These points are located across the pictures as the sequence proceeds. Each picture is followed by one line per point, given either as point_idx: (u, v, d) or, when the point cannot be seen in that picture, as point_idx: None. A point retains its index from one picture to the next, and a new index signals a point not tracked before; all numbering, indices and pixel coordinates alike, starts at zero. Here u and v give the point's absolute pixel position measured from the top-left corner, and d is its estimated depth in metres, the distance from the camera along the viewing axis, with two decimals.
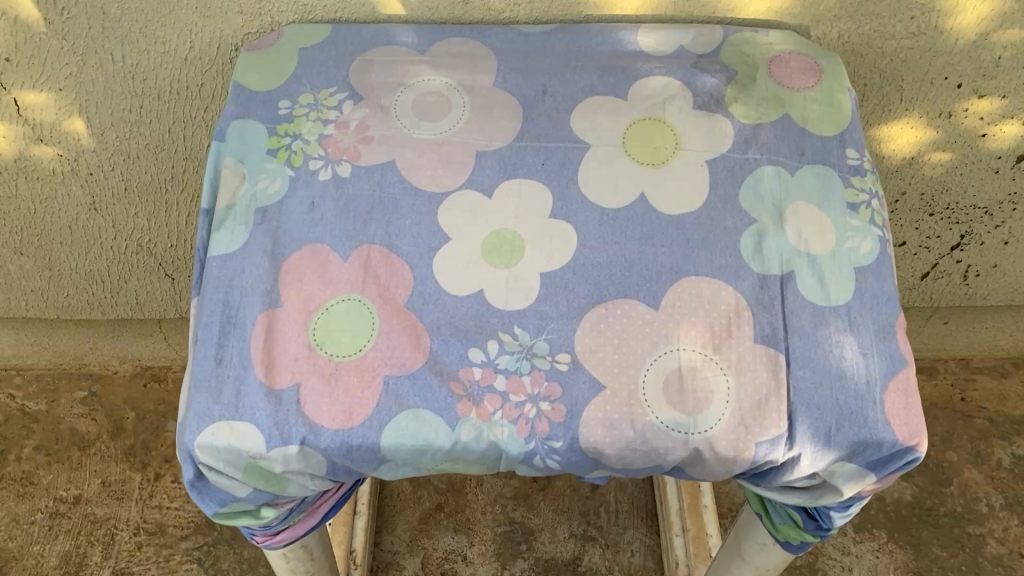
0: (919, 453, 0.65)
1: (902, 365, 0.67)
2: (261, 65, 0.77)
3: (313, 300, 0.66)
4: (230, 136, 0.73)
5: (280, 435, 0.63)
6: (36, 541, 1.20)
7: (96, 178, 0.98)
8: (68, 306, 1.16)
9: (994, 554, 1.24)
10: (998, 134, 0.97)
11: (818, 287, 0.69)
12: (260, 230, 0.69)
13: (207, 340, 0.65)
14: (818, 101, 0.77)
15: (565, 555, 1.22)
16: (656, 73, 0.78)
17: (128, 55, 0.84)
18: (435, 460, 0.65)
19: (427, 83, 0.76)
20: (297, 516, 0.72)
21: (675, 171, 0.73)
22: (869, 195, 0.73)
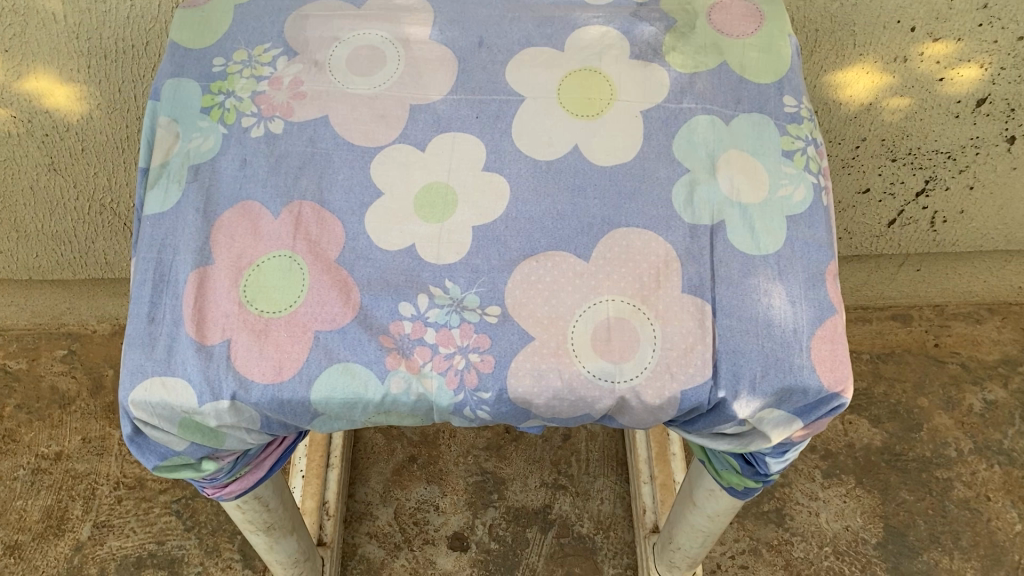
0: (845, 399, 0.66)
1: (831, 312, 0.67)
2: (196, 22, 0.77)
3: (243, 257, 0.67)
4: (164, 94, 0.73)
5: (211, 390, 0.64)
6: (18, 496, 1.23)
7: (52, 139, 0.98)
8: (39, 267, 1.18)
9: (961, 497, 1.25)
10: (956, 78, 0.96)
11: (748, 236, 0.69)
12: (193, 188, 0.69)
13: (140, 298, 0.66)
14: (757, 48, 0.76)
15: (536, 503, 1.24)
16: (594, 23, 0.77)
17: (69, 14, 0.85)
18: (367, 412, 0.66)
19: (362, 37, 0.76)
20: (243, 469, 0.74)
21: (609, 122, 0.73)
22: (805, 142, 0.73)
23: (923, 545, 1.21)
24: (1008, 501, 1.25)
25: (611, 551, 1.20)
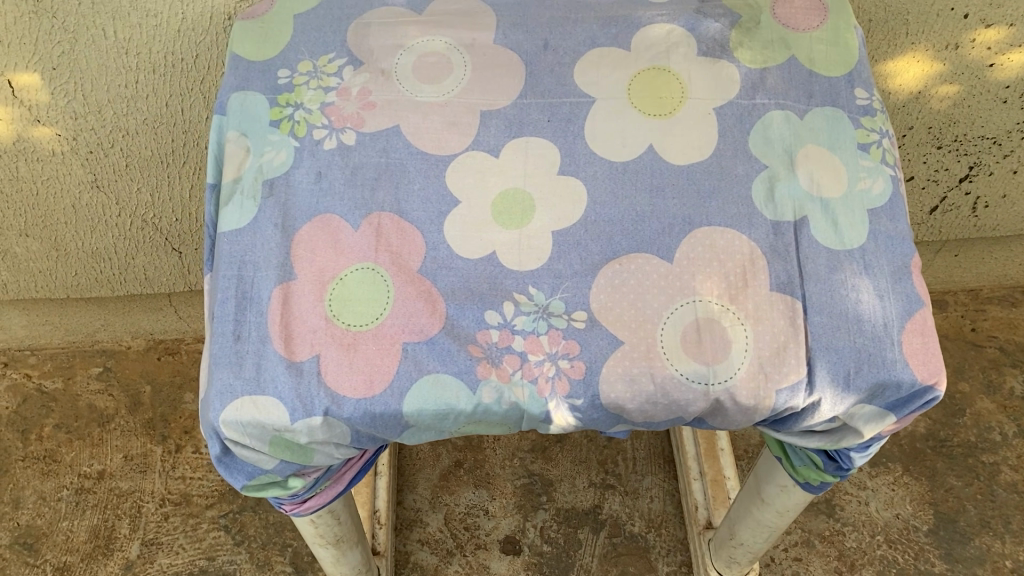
0: (938, 392, 0.66)
1: (919, 305, 0.67)
2: (256, 34, 0.76)
3: (326, 271, 0.66)
4: (231, 108, 0.72)
5: (303, 407, 0.63)
6: (63, 517, 1.22)
7: (97, 156, 0.97)
8: (78, 285, 1.17)
9: (1008, 481, 1.25)
10: (1006, 63, 0.96)
11: (832, 231, 0.68)
12: (269, 203, 0.69)
13: (224, 317, 0.65)
14: (824, 41, 0.76)
15: (586, 504, 1.24)
16: (658, 21, 0.77)
17: (119, 29, 0.84)
18: (458, 423, 0.66)
19: (426, 44, 0.75)
20: (324, 484, 0.73)
21: (683, 121, 0.72)
22: (880, 135, 0.73)
23: (974, 531, 1.21)
24: None
25: (664, 548, 1.20)
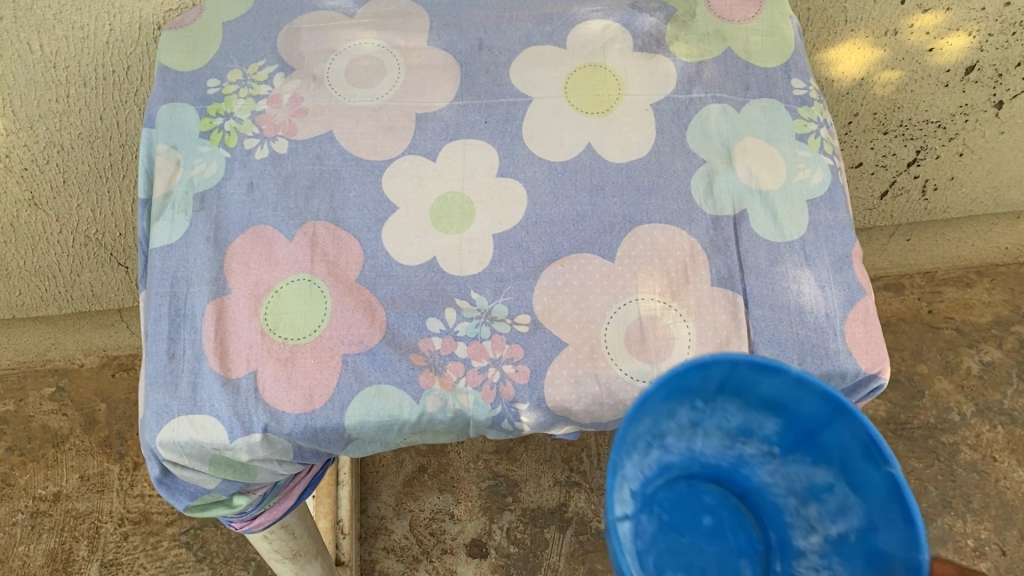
0: (882, 380, 0.66)
1: (861, 293, 0.67)
2: (184, 43, 0.74)
3: (262, 284, 0.65)
4: (160, 121, 0.71)
5: (241, 425, 0.61)
6: (20, 542, 1.19)
7: (32, 173, 0.95)
8: (23, 304, 1.14)
9: (968, 460, 1.26)
10: (946, 47, 0.96)
11: (771, 223, 0.68)
12: (201, 217, 0.67)
13: (158, 335, 0.64)
14: (760, 32, 0.75)
15: (552, 503, 1.23)
16: (594, 17, 0.76)
17: (45, 43, 0.81)
18: (403, 434, 0.64)
19: (359, 48, 0.74)
20: (272, 500, 0.71)
21: (620, 118, 0.72)
22: (818, 125, 0.72)
23: (936, 511, 1.22)
24: (1014, 460, 1.27)
25: None
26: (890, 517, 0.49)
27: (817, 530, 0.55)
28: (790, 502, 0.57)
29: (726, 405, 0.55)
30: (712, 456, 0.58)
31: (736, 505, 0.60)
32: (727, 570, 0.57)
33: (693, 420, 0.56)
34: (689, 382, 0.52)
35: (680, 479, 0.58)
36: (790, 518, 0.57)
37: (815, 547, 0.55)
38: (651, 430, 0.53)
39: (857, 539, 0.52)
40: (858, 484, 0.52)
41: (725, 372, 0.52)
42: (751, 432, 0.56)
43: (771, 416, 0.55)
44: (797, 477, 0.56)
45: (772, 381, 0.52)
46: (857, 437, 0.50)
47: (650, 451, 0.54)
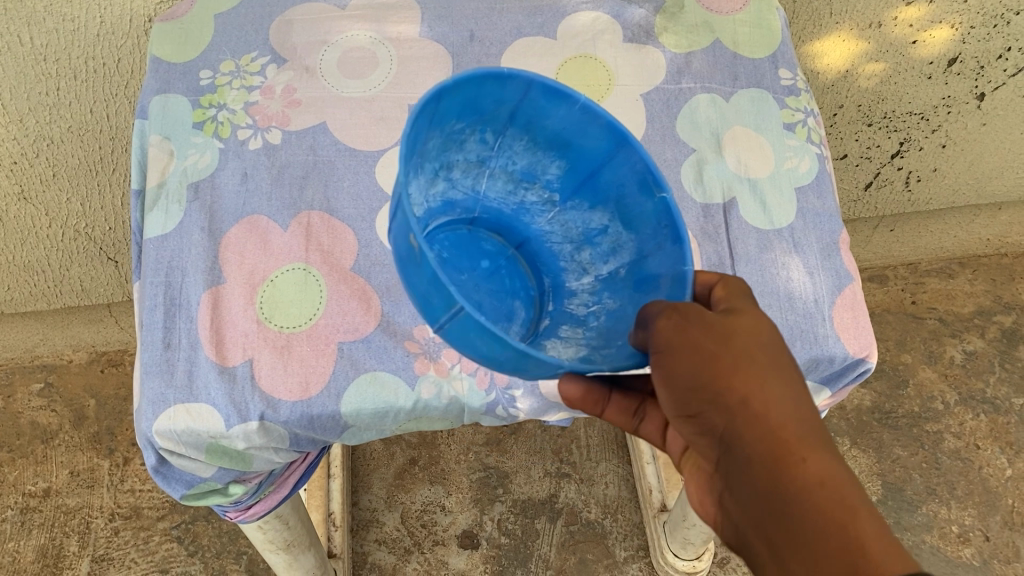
0: (870, 364, 0.67)
1: (848, 279, 0.68)
2: (176, 34, 0.74)
3: (256, 273, 0.65)
4: (152, 112, 0.71)
5: (238, 413, 0.62)
6: (9, 538, 1.19)
7: (21, 167, 0.95)
8: (12, 299, 1.14)
9: (952, 449, 1.28)
10: (928, 40, 0.97)
11: (761, 211, 0.69)
12: (195, 207, 0.67)
13: (153, 325, 0.64)
14: (747, 23, 0.76)
15: (542, 494, 1.24)
16: (584, 8, 0.76)
17: (36, 35, 0.81)
18: (398, 421, 0.65)
19: (351, 39, 0.74)
20: (267, 489, 0.72)
21: (610, 108, 0.72)
22: (804, 114, 0.73)
23: (922, 499, 1.24)
24: (997, 448, 1.29)
25: (621, 533, 1.22)
26: (659, 241, 0.54)
27: (589, 271, 0.59)
28: (564, 247, 0.61)
29: (515, 141, 0.58)
30: (493, 194, 0.62)
31: (511, 251, 0.63)
32: (501, 302, 0.59)
33: (481, 154, 0.58)
34: (487, 104, 0.54)
35: (459, 218, 0.61)
36: (563, 255, 0.61)
37: (587, 288, 0.59)
38: (438, 156, 0.56)
39: (624, 270, 0.57)
40: (629, 217, 0.56)
41: (520, 99, 0.54)
42: (534, 176, 0.60)
43: (555, 156, 0.59)
44: (573, 223, 0.61)
45: (560, 113, 0.55)
46: (634, 169, 0.54)
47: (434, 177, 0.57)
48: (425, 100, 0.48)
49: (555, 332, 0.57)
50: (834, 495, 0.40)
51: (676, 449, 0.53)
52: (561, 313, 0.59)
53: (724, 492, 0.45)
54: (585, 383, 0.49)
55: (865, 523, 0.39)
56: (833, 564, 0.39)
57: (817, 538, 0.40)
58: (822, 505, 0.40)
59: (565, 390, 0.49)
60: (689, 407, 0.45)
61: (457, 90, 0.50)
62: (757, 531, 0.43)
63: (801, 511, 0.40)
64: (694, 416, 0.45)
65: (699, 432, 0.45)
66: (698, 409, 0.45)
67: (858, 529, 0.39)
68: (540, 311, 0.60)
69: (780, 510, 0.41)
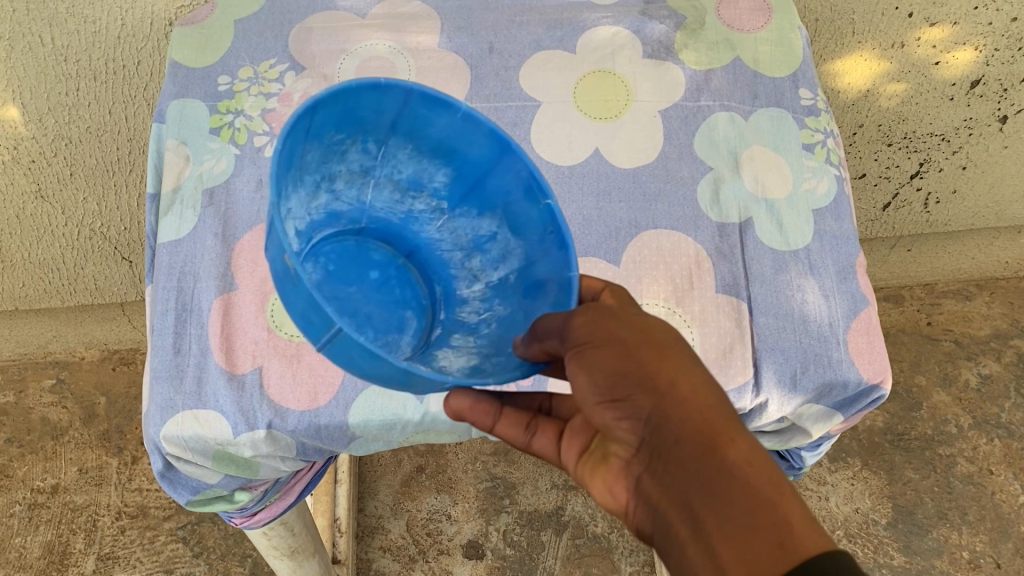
0: (885, 390, 0.65)
1: (864, 304, 0.68)
2: (195, 39, 0.74)
3: (269, 280, 0.65)
4: (170, 116, 0.71)
5: (245, 421, 0.62)
6: (16, 533, 1.19)
7: (40, 165, 0.95)
8: (26, 296, 1.14)
9: (964, 473, 1.27)
10: (952, 61, 0.96)
11: (777, 232, 0.68)
12: (209, 213, 0.67)
13: (163, 330, 0.64)
14: (769, 41, 0.76)
15: (548, 506, 1.23)
16: (604, 23, 0.76)
17: (57, 36, 0.82)
18: (405, 433, 0.65)
19: (370, 48, 0.74)
20: (273, 496, 0.71)
21: (628, 124, 0.72)
22: (824, 135, 0.73)
23: (932, 523, 1.23)
24: (1010, 474, 1.27)
25: (627, 548, 1.21)
26: (546, 247, 0.51)
27: (479, 278, 0.56)
28: (454, 254, 0.58)
29: (399, 151, 0.54)
30: (379, 205, 0.58)
31: (400, 259, 0.60)
32: (392, 314, 0.57)
33: (364, 165, 0.55)
34: (365, 115, 0.50)
35: (346, 229, 0.58)
36: (455, 262, 0.58)
37: (476, 295, 0.56)
38: (318, 169, 0.52)
39: (517, 277, 0.53)
40: (516, 224, 0.53)
41: (399, 108, 0.51)
42: (420, 185, 0.57)
43: (441, 164, 0.55)
44: (462, 229, 0.57)
45: (442, 121, 0.52)
46: (519, 177, 0.52)
47: (316, 190, 0.54)
48: (296, 116, 0.45)
49: (446, 342, 0.54)
50: (763, 474, 0.38)
51: (566, 458, 0.50)
52: (451, 322, 0.56)
53: (645, 476, 0.43)
54: (472, 397, 0.48)
55: (792, 505, 0.37)
56: (760, 543, 0.36)
57: (746, 521, 0.37)
58: (757, 484, 0.38)
59: (453, 402, 0.48)
60: (616, 391, 0.42)
61: (328, 110, 0.48)
62: (680, 510, 0.40)
63: (730, 490, 0.38)
64: (617, 401, 0.42)
65: (619, 417, 0.42)
66: (624, 391, 0.42)
67: (789, 509, 0.37)
68: (433, 320, 0.57)
69: (711, 487, 0.38)
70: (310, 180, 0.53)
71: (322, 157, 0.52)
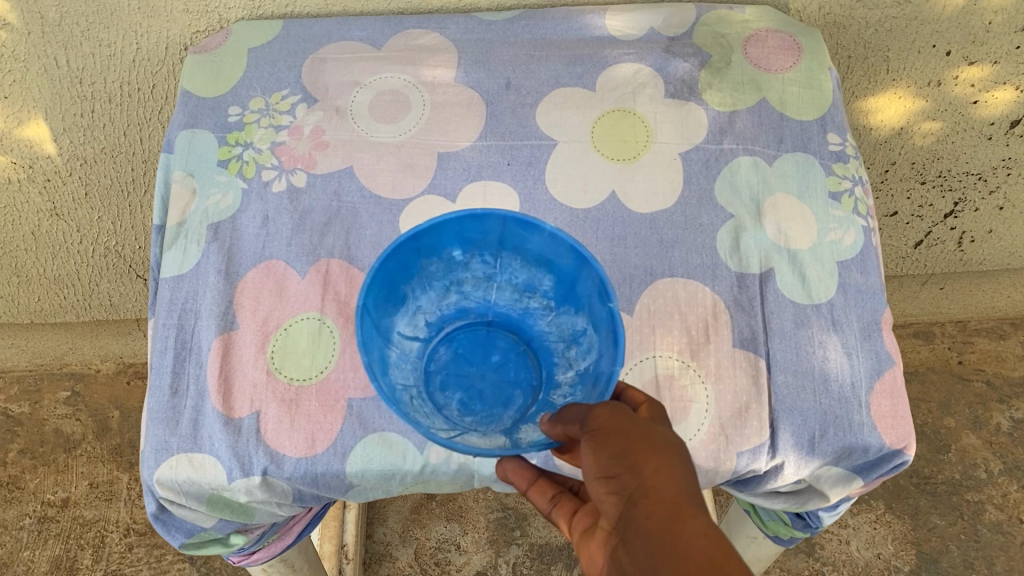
0: (908, 456, 0.63)
1: (889, 363, 0.64)
2: (207, 68, 0.73)
3: (271, 320, 0.64)
4: (178, 146, 0.70)
5: (240, 467, 0.60)
6: (25, 546, 1.19)
7: (55, 184, 0.95)
8: (41, 310, 1.14)
9: (993, 521, 1.22)
10: (990, 100, 0.92)
11: (799, 285, 0.66)
12: (213, 248, 0.66)
13: (162, 369, 0.63)
14: (797, 82, 0.73)
15: (561, 539, 1.21)
16: (625, 60, 0.74)
17: (72, 59, 0.81)
18: (405, 483, 0.63)
19: (385, 81, 0.72)
20: (271, 537, 0.70)
21: (646, 165, 0.70)
22: (852, 182, 0.70)
23: (957, 572, 1.19)
24: None
25: None
26: (610, 348, 0.52)
27: (572, 367, 0.58)
28: (558, 345, 0.60)
29: (513, 261, 0.59)
30: (503, 303, 0.62)
31: (522, 347, 0.62)
32: (501, 392, 0.60)
33: (486, 272, 0.61)
34: (472, 236, 0.57)
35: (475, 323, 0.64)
36: (557, 354, 0.60)
37: (568, 380, 0.57)
38: (443, 275, 0.60)
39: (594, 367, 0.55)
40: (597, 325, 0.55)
41: (500, 230, 0.56)
42: (534, 288, 0.60)
43: (545, 272, 0.59)
44: (567, 325, 0.60)
45: (539, 238, 0.56)
46: (597, 283, 0.54)
47: (446, 291, 0.61)
48: (399, 242, 0.54)
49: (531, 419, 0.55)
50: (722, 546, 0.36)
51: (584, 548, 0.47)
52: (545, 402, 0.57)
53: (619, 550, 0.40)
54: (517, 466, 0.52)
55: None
56: None
57: None
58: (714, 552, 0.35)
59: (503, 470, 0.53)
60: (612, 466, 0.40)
61: (433, 232, 0.56)
62: None
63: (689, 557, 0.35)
64: (610, 476, 0.40)
65: (609, 495, 0.40)
66: (617, 468, 0.40)
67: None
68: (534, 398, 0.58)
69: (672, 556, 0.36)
70: (438, 284, 0.61)
71: (444, 266, 0.60)
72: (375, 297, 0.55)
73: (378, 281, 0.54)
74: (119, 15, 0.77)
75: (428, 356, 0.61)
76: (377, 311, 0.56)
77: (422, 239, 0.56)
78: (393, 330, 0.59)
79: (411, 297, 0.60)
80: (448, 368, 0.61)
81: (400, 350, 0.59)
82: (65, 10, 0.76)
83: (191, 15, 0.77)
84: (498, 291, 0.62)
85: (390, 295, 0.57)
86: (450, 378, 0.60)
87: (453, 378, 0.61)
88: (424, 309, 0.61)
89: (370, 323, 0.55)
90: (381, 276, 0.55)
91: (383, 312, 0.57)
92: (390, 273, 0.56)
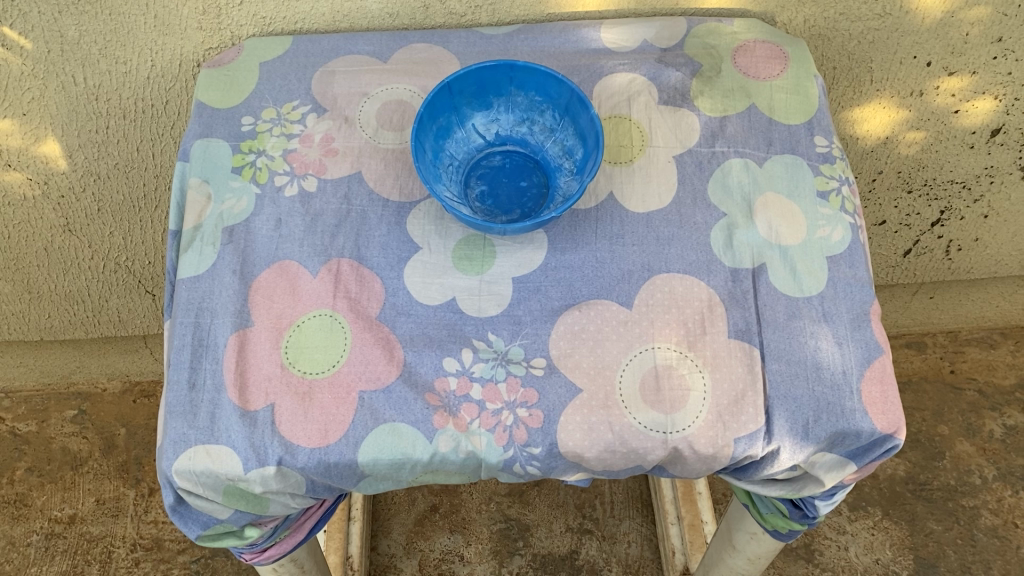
0: (898, 441, 0.65)
1: (878, 352, 0.67)
2: (221, 81, 0.77)
3: (284, 317, 0.66)
4: (194, 155, 0.73)
5: (256, 457, 0.62)
6: (33, 563, 1.20)
7: (68, 200, 0.98)
8: (51, 327, 1.17)
9: (989, 526, 1.24)
10: (971, 110, 0.97)
11: (791, 278, 0.68)
12: (229, 250, 0.69)
13: (179, 364, 0.65)
14: (784, 89, 0.76)
15: (563, 549, 1.22)
16: (621, 69, 0.77)
17: (89, 76, 0.84)
18: (415, 473, 0.65)
19: (390, 92, 0.76)
20: (283, 533, 0.71)
21: (642, 168, 0.73)
22: (839, 182, 0.73)
23: None
24: None
25: None
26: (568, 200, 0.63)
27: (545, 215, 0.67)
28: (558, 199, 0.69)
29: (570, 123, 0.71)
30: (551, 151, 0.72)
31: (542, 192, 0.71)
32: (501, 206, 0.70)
33: (553, 125, 0.72)
34: (553, 91, 0.70)
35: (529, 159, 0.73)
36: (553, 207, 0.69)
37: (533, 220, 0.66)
38: (524, 108, 0.72)
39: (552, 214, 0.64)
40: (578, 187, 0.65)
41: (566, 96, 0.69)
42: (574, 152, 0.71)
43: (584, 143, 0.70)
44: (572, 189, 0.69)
45: (587, 117, 0.69)
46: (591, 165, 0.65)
47: (522, 122, 0.73)
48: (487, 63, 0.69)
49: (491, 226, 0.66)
50: None
51: None
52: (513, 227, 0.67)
53: None
54: None
55: None
56: None
57: None
58: None
59: None
60: None
61: (528, 71, 0.70)
62: None
63: None
64: None
65: None
66: None
67: None
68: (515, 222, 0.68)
69: None
70: (518, 112, 0.73)
71: (527, 103, 0.72)
72: (462, 87, 0.70)
73: (469, 77, 0.69)
74: (135, 33, 0.80)
75: (484, 154, 0.72)
76: (458, 97, 0.71)
77: (519, 71, 0.70)
78: (467, 117, 0.72)
79: (495, 106, 0.72)
80: (490, 169, 0.72)
81: (464, 134, 0.72)
82: (84, 29, 0.79)
83: (204, 32, 0.81)
84: (554, 143, 0.72)
85: (477, 94, 0.71)
86: (488, 176, 0.72)
87: (487, 178, 0.72)
88: (500, 123, 0.73)
89: (447, 101, 0.70)
90: (473, 76, 0.70)
91: (465, 100, 0.71)
92: (482, 78, 0.70)
